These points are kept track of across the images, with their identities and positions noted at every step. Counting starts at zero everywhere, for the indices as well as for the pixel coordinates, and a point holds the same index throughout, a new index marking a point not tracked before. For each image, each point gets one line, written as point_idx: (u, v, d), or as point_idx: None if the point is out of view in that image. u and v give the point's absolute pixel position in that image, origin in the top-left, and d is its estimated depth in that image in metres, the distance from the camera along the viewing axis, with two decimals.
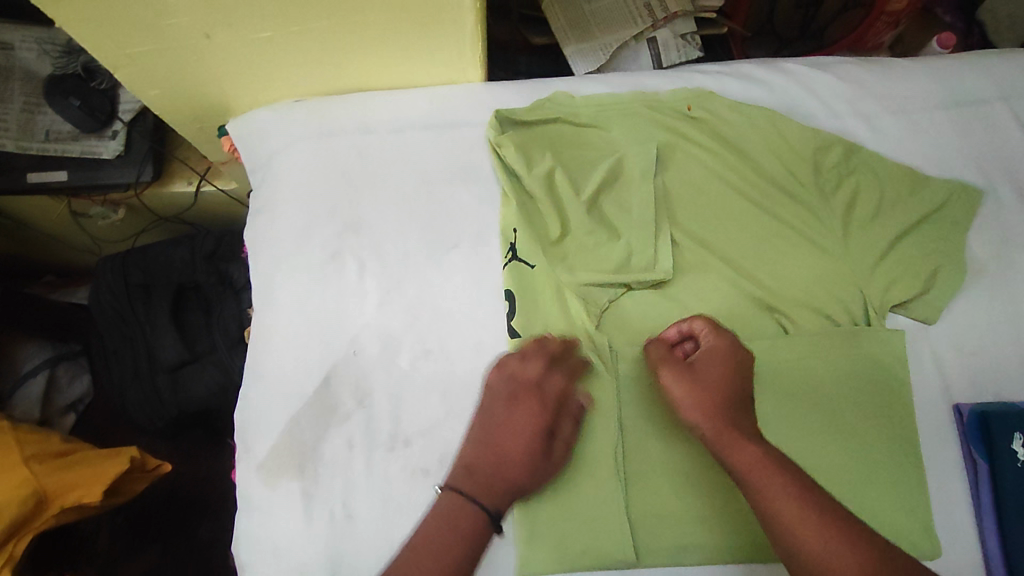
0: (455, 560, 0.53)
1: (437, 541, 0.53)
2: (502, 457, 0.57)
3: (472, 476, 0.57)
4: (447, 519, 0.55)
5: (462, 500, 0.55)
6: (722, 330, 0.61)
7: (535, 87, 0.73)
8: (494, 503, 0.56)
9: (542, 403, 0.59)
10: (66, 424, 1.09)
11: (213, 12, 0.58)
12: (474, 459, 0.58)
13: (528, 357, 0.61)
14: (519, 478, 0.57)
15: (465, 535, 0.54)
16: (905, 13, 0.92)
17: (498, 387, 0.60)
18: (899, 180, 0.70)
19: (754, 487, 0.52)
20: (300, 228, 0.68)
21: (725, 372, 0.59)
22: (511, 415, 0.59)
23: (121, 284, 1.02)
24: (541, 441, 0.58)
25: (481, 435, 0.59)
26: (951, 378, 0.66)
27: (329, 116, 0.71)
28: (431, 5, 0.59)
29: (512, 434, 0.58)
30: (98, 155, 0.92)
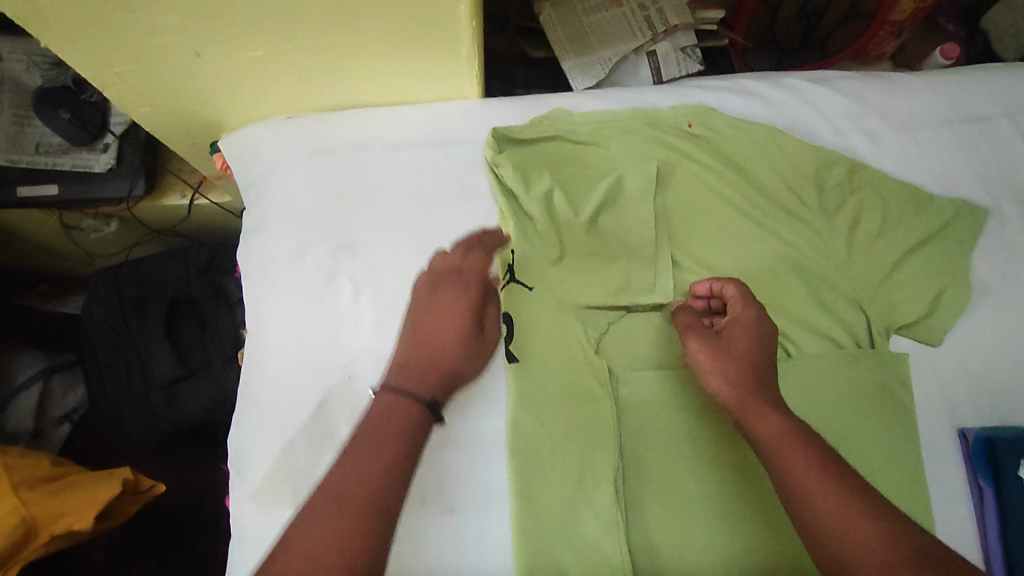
0: (395, 459, 0.47)
1: (377, 437, 0.48)
2: (433, 347, 0.55)
3: (404, 368, 0.53)
4: (380, 416, 0.49)
5: (396, 392, 0.51)
6: (752, 302, 0.59)
7: (533, 104, 0.72)
8: (428, 393, 0.52)
9: (465, 286, 0.59)
10: (61, 435, 1.06)
11: (205, 31, 0.57)
12: (407, 353, 0.55)
13: (457, 250, 0.62)
14: (450, 360, 0.55)
15: (402, 429, 0.49)
16: (907, 23, 0.91)
17: (424, 282, 0.60)
18: (903, 199, 0.69)
19: (775, 457, 0.48)
20: (294, 249, 0.67)
21: (753, 337, 0.56)
22: (439, 300, 0.58)
23: (113, 298, 1.00)
24: (471, 321, 0.57)
25: (412, 330, 0.56)
26: (958, 402, 0.65)
27: (323, 134, 0.70)
28: (427, 23, 0.58)
29: (441, 318, 0.56)
30: (89, 168, 0.91)
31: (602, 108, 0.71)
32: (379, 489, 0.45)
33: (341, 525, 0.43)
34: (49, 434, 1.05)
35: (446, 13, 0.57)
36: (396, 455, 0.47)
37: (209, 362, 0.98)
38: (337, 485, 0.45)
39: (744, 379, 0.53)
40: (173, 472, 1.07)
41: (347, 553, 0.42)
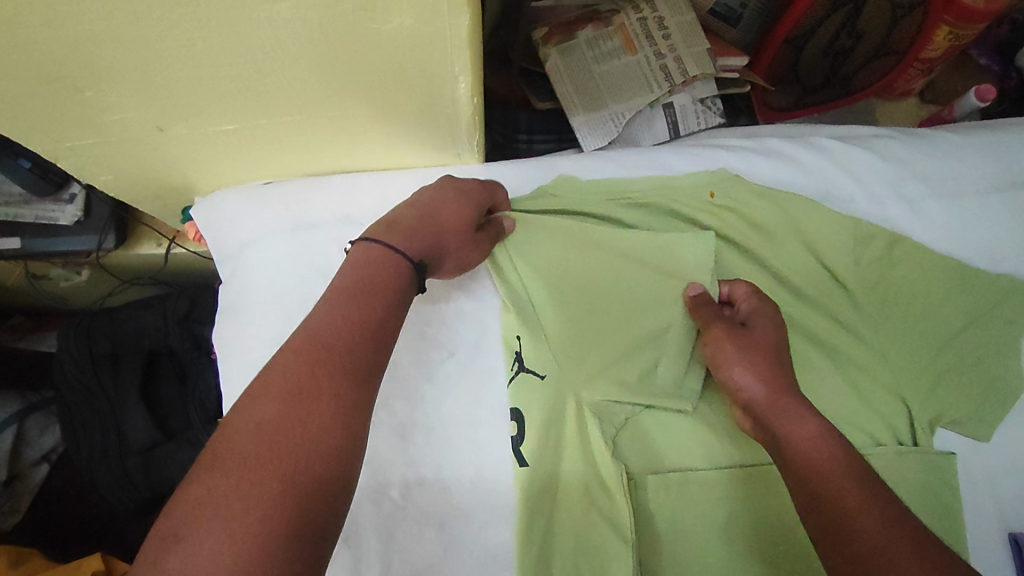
0: (380, 314, 0.46)
1: (363, 286, 0.47)
2: (431, 213, 0.54)
3: (393, 226, 0.52)
4: (364, 266, 0.48)
5: (384, 241, 0.50)
6: (766, 298, 0.59)
7: (540, 169, 0.66)
8: (416, 248, 0.51)
9: (480, 182, 0.59)
10: (37, 478, 0.96)
11: (166, 108, 0.50)
12: (399, 212, 0.54)
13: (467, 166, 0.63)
14: (440, 232, 0.54)
15: (387, 281, 0.48)
16: (939, 60, 0.85)
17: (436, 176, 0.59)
18: (947, 275, 0.62)
19: (806, 457, 0.47)
20: (275, 336, 0.60)
21: (780, 333, 0.56)
22: (445, 182, 0.57)
23: (85, 356, 0.91)
24: (473, 214, 0.56)
25: (411, 201, 0.55)
26: (1008, 505, 0.58)
27: (306, 206, 0.63)
28: (418, 98, 0.51)
29: (444, 193, 0.56)
30: (54, 221, 0.82)
31: (612, 171, 0.66)
32: (364, 335, 0.44)
33: (323, 368, 0.41)
34: (25, 477, 0.95)
35: (443, 89, 0.50)
36: (380, 310, 0.46)
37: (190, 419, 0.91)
38: (318, 333, 0.43)
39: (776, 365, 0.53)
40: None
41: (325, 398, 0.40)
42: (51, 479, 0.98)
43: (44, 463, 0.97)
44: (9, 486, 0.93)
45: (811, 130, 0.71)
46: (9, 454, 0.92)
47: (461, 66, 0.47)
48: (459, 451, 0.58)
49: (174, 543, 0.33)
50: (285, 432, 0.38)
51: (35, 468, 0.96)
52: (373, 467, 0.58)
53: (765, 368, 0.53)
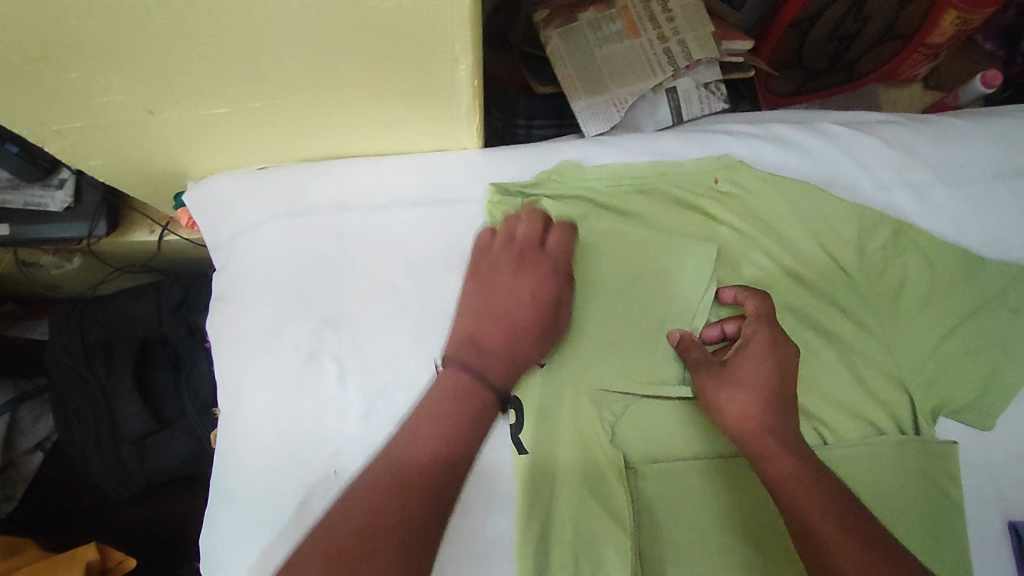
0: (463, 448, 0.48)
1: (445, 417, 0.49)
2: (511, 325, 0.54)
3: (478, 347, 0.53)
4: (452, 396, 0.50)
5: (473, 373, 0.51)
6: (761, 321, 0.55)
7: (540, 153, 0.64)
8: (504, 379, 0.52)
9: (546, 261, 0.57)
10: (31, 467, 0.94)
11: (156, 91, 0.49)
12: (480, 327, 0.54)
13: (523, 218, 0.59)
14: (524, 341, 0.54)
15: (466, 405, 0.50)
16: (945, 45, 0.84)
17: (497, 256, 0.57)
18: (952, 263, 0.61)
19: (789, 503, 0.47)
20: (271, 324, 0.59)
21: (767, 362, 0.53)
22: (514, 275, 0.56)
23: (77, 344, 0.89)
24: (549, 308, 0.56)
25: (486, 307, 0.55)
26: (1009, 493, 0.58)
27: (301, 191, 0.61)
28: (417, 81, 0.49)
29: (515, 294, 0.55)
30: (43, 207, 0.80)
31: (614, 156, 0.64)
32: (443, 466, 0.47)
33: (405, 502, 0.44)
34: (19, 466, 0.93)
35: (442, 70, 0.48)
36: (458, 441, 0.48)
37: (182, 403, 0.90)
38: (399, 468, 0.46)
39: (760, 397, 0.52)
40: (151, 520, 0.98)
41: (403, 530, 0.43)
42: (44, 467, 0.97)
43: (38, 451, 0.95)
44: (4, 474, 0.91)
45: (817, 115, 0.70)
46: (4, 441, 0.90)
47: (462, 47, 0.45)
48: None
49: None
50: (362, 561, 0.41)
51: (29, 456, 0.94)
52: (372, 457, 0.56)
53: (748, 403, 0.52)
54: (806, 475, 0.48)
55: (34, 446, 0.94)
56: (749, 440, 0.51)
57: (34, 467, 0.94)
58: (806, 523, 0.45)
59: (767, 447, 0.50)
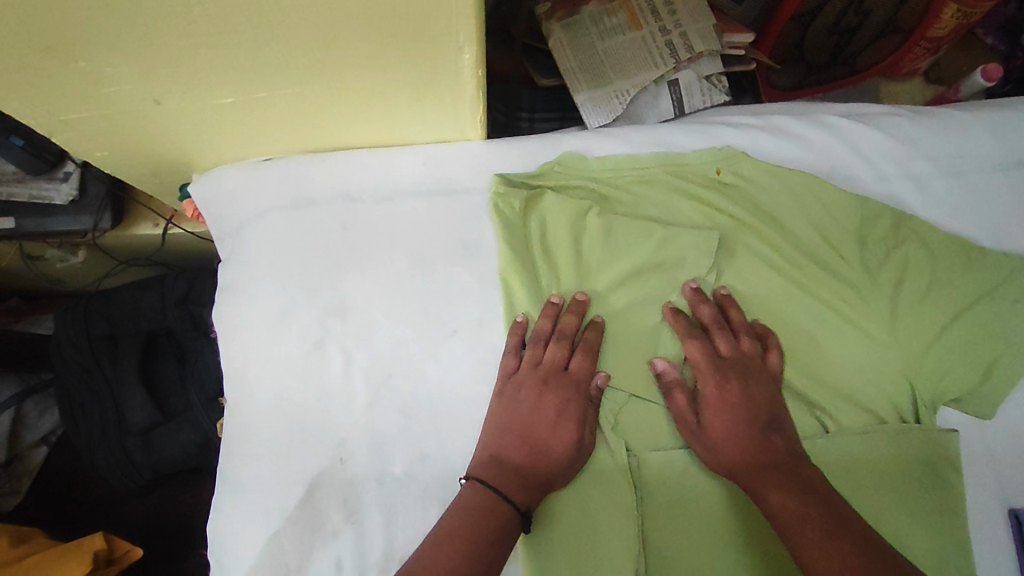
0: (493, 549, 0.49)
1: (465, 535, 0.49)
2: (532, 448, 0.54)
3: (503, 465, 0.53)
4: (474, 514, 0.50)
5: (494, 492, 0.51)
6: (707, 373, 0.57)
7: (543, 144, 0.65)
8: (525, 497, 0.52)
9: (572, 387, 0.56)
10: (37, 460, 0.95)
11: (162, 80, 0.49)
12: (506, 446, 0.54)
13: (550, 341, 0.57)
14: (548, 466, 0.54)
15: (484, 523, 0.50)
16: (945, 39, 0.84)
17: (522, 378, 0.57)
18: (952, 253, 0.62)
19: (782, 527, 0.49)
20: (277, 314, 0.60)
21: (729, 412, 0.55)
22: (540, 400, 0.56)
23: (83, 337, 0.90)
24: (572, 430, 0.55)
25: (511, 426, 0.55)
26: (1010, 482, 0.58)
27: (307, 182, 0.62)
28: (421, 72, 0.50)
29: (541, 418, 0.55)
30: (48, 200, 0.81)
31: (615, 148, 0.65)
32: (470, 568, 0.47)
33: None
34: (25, 459, 0.94)
35: (446, 61, 0.48)
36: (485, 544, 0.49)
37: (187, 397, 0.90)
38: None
39: (734, 436, 0.54)
40: (155, 513, 0.99)
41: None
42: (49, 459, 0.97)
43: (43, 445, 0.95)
44: (9, 467, 0.92)
45: (819, 107, 0.71)
46: (9, 436, 0.90)
47: (466, 36, 0.45)
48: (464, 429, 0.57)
49: None
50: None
51: (34, 450, 0.95)
52: (378, 446, 0.57)
53: (727, 444, 0.54)
54: (795, 501, 0.50)
55: (39, 440, 0.94)
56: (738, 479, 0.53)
57: (40, 460, 0.95)
58: (797, 546, 0.48)
59: (755, 483, 0.52)
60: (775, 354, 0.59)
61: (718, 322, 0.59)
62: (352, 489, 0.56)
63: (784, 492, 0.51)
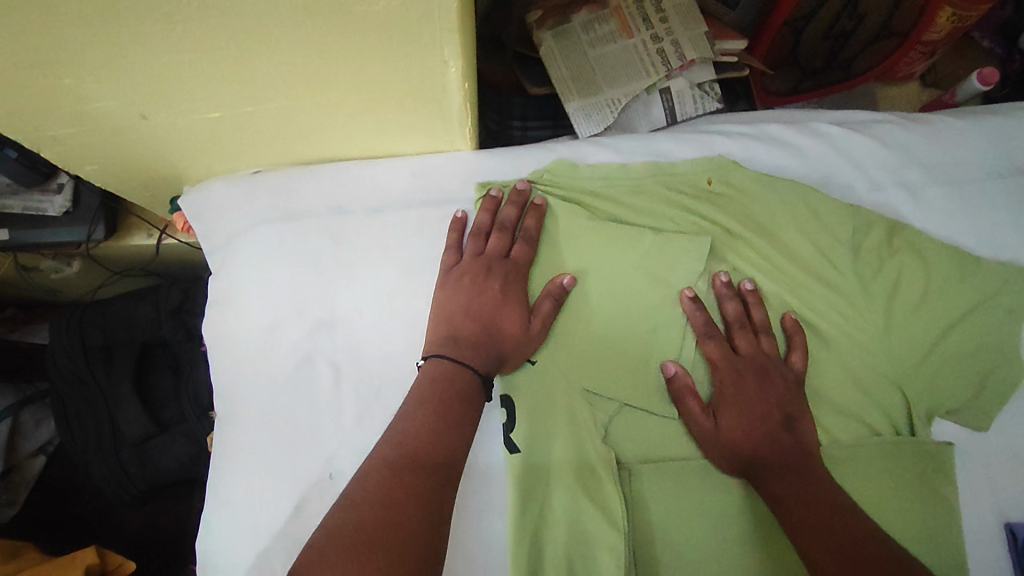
0: (465, 401, 0.53)
1: (439, 400, 0.52)
2: (483, 325, 0.56)
3: (457, 343, 0.56)
4: (440, 383, 0.53)
5: (453, 361, 0.54)
6: (722, 370, 0.58)
7: (534, 154, 0.64)
8: (483, 363, 0.55)
9: (514, 270, 0.59)
10: (34, 470, 0.94)
11: (149, 96, 0.49)
12: (458, 324, 0.57)
13: (492, 234, 0.60)
14: (500, 339, 0.56)
15: (459, 390, 0.53)
16: (941, 42, 0.84)
17: (466, 267, 0.59)
18: (945, 262, 0.61)
19: (781, 515, 0.51)
20: (265, 327, 0.60)
21: (743, 411, 0.56)
22: (484, 281, 0.58)
23: (77, 347, 0.89)
24: (519, 309, 0.58)
25: (462, 307, 0.57)
26: (1006, 494, 0.58)
27: (295, 196, 0.62)
28: (409, 85, 0.49)
29: (487, 296, 0.58)
30: (43, 212, 0.81)
31: (606, 156, 0.64)
32: (448, 428, 0.51)
33: (415, 465, 0.48)
34: (21, 470, 0.93)
35: (431, 74, 0.48)
36: (461, 403, 0.53)
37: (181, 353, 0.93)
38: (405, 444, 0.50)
39: (745, 433, 0.55)
40: (149, 525, 0.98)
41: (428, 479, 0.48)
42: (48, 471, 0.96)
43: (41, 455, 0.94)
44: (7, 477, 0.91)
45: (812, 114, 0.70)
46: (6, 445, 0.90)
47: (451, 49, 0.45)
48: None
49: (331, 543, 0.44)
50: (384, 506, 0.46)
51: (32, 460, 0.94)
52: None
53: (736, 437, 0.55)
54: (799, 490, 0.52)
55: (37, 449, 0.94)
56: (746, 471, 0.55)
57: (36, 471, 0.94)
58: (795, 532, 0.50)
59: (759, 474, 0.54)
60: (798, 355, 0.59)
61: (739, 320, 0.59)
62: None
63: (785, 478, 0.52)
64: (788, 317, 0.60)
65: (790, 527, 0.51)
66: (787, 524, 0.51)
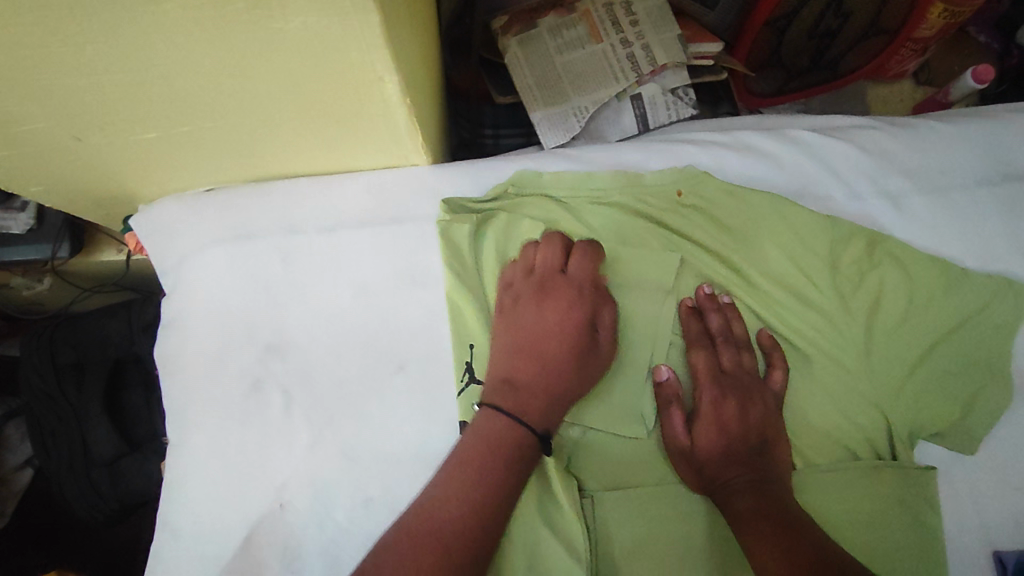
0: (525, 441, 0.50)
1: (484, 463, 0.48)
2: (541, 357, 0.53)
3: (514, 386, 0.52)
4: (491, 441, 0.49)
5: (506, 414, 0.50)
6: (709, 386, 0.55)
7: (497, 166, 0.62)
8: (541, 418, 0.51)
9: (572, 288, 0.55)
10: (20, 485, 0.90)
11: (77, 118, 0.47)
12: (513, 364, 0.53)
13: (542, 247, 0.58)
14: (561, 373, 0.53)
15: (518, 440, 0.49)
16: (933, 40, 0.80)
17: (520, 289, 0.56)
18: (931, 276, 0.58)
19: (738, 531, 0.49)
20: (215, 351, 0.58)
21: (724, 432, 0.53)
22: (538, 309, 0.55)
23: (48, 366, 0.87)
24: (580, 332, 0.54)
25: (516, 345, 0.54)
26: (994, 521, 0.54)
27: (246, 214, 0.59)
28: (347, 101, 0.47)
29: (543, 326, 0.54)
30: (7, 230, 0.77)
31: (568, 168, 0.61)
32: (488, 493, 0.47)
33: (450, 538, 0.44)
34: (8, 484, 0.89)
35: (370, 90, 0.45)
36: (515, 474, 0.48)
37: (154, 365, 0.92)
38: (450, 527, 0.45)
39: (720, 453, 0.52)
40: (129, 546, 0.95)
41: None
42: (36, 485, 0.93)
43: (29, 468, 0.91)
44: None
45: (790, 119, 0.67)
46: None
47: (383, 64, 0.42)
48: (408, 471, 0.54)
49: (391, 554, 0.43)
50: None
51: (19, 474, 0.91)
52: (319, 490, 0.54)
53: (711, 455, 0.53)
54: (760, 506, 0.49)
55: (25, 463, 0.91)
56: (711, 490, 0.52)
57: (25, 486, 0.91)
58: (751, 548, 0.47)
59: (720, 491, 0.51)
60: (778, 372, 0.56)
61: (723, 332, 0.57)
62: (293, 540, 0.53)
63: (743, 495, 0.50)
64: (763, 334, 0.58)
65: (746, 542, 0.48)
66: (744, 539, 0.48)
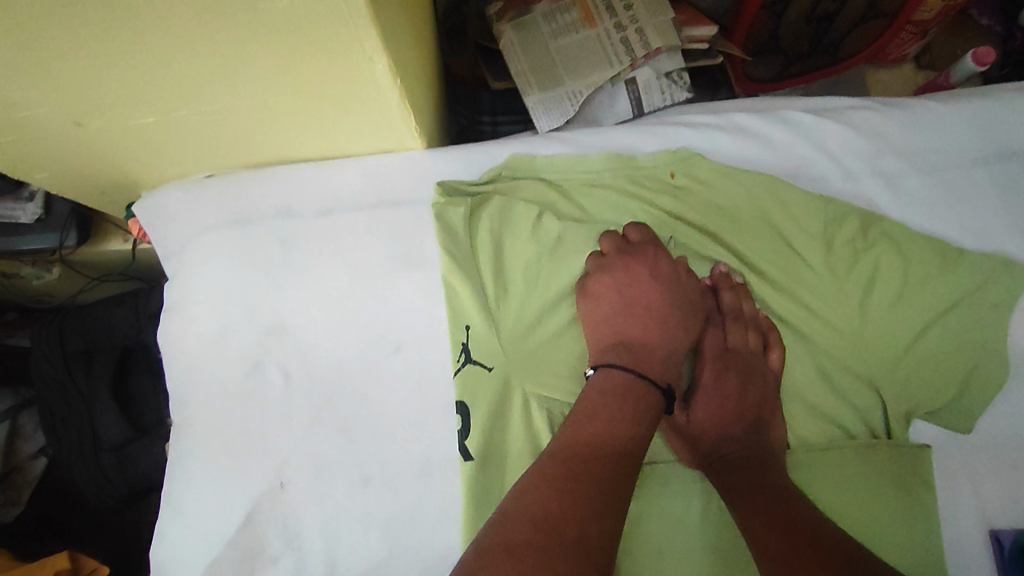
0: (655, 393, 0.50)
1: (612, 415, 0.48)
2: (649, 319, 0.55)
3: (628, 347, 0.53)
4: (621, 396, 0.49)
5: (628, 371, 0.51)
6: (713, 365, 0.57)
7: (492, 150, 0.63)
8: (664, 373, 0.53)
9: (666, 262, 0.57)
10: (35, 473, 0.92)
11: (77, 102, 0.48)
12: (622, 326, 0.55)
13: (610, 235, 0.59)
14: (671, 335, 0.55)
15: (648, 390, 0.50)
16: (933, 22, 0.80)
17: (611, 263, 0.57)
18: (927, 255, 0.58)
19: (732, 505, 0.49)
20: (216, 332, 0.59)
21: (726, 408, 0.55)
22: (633, 272, 0.56)
23: (58, 354, 0.88)
24: (682, 297, 0.57)
25: (620, 307, 0.55)
26: (992, 501, 0.54)
27: (247, 199, 0.61)
28: (339, 82, 0.47)
29: (644, 286, 0.56)
30: (15, 220, 0.79)
31: (563, 153, 0.62)
32: (617, 443, 0.46)
33: (585, 478, 0.43)
34: (23, 470, 0.91)
35: (362, 71, 0.46)
36: (644, 430, 0.48)
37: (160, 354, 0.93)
38: (580, 466, 0.44)
39: (719, 428, 0.54)
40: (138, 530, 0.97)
41: (611, 518, 0.42)
42: (50, 471, 0.94)
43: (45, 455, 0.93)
44: (7, 479, 0.90)
45: (787, 101, 0.66)
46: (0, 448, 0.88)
47: (372, 44, 0.43)
48: (406, 449, 0.55)
49: (526, 495, 0.42)
50: (560, 548, 0.39)
51: (34, 461, 0.92)
52: (320, 467, 0.55)
53: (711, 429, 0.54)
54: (756, 484, 0.49)
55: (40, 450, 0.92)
56: (708, 465, 0.53)
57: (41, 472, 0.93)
58: (744, 521, 0.47)
59: (713, 468, 0.52)
60: (776, 353, 0.57)
61: (731, 310, 0.58)
62: (293, 516, 0.54)
63: (734, 471, 0.51)
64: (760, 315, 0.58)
65: (739, 515, 0.48)
66: (738, 513, 0.48)
